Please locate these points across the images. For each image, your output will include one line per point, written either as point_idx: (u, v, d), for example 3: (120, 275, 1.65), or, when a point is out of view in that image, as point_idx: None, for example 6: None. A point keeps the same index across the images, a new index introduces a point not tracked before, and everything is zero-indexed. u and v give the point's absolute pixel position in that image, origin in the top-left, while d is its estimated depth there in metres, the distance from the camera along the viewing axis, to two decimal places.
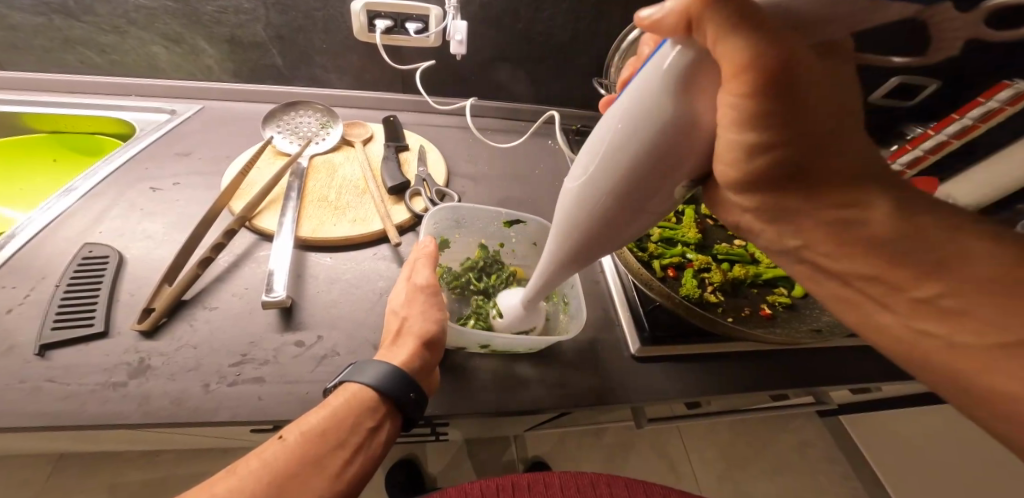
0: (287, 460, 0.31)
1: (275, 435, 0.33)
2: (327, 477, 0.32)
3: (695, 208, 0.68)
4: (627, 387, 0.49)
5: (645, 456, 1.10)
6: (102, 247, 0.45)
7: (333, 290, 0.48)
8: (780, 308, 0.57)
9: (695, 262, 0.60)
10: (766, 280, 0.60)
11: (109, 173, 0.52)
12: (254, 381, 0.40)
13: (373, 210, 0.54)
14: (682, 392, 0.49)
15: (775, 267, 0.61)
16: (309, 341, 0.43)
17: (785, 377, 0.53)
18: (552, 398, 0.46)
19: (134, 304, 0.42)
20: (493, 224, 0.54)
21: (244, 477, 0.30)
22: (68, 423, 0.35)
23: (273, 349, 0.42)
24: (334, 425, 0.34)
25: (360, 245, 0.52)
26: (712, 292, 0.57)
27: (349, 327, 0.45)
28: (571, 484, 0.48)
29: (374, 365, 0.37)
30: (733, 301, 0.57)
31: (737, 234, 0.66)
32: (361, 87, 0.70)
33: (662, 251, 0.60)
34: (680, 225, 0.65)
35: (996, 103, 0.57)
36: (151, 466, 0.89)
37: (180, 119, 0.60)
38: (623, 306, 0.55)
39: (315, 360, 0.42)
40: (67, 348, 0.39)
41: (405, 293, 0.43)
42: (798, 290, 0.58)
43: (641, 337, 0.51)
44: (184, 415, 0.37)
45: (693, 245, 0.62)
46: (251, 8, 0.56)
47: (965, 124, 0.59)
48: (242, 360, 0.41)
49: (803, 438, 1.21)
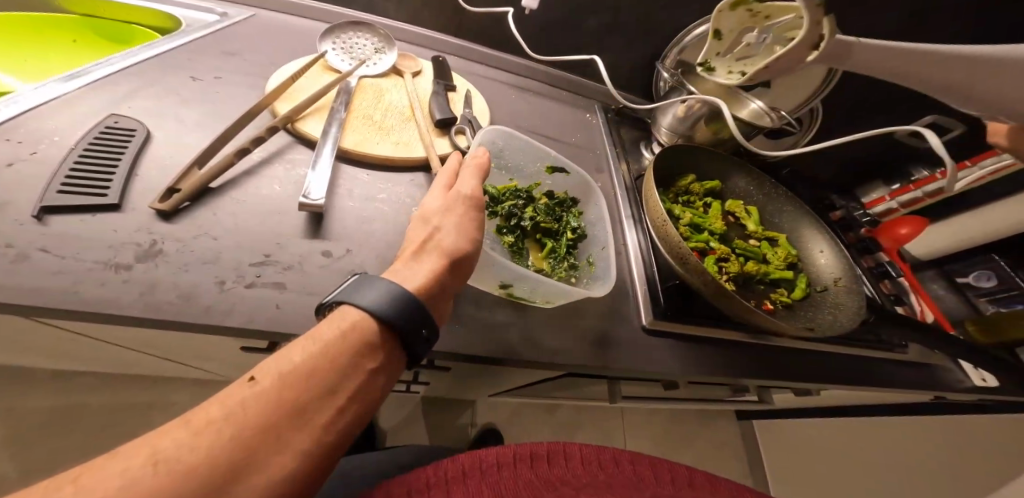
0: (269, 404, 0.24)
1: (248, 374, 0.26)
2: (318, 428, 0.25)
3: (721, 203, 0.66)
4: (657, 364, 0.45)
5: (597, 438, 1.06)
6: (129, 120, 0.40)
7: (367, 207, 0.43)
8: (779, 306, 0.56)
9: (716, 250, 0.59)
10: (772, 279, 0.58)
11: (148, 58, 0.47)
12: (273, 286, 0.35)
13: (418, 136, 0.50)
14: (687, 371, 0.46)
15: (782, 269, 0.59)
16: (337, 253, 0.39)
17: (789, 372, 0.51)
18: (585, 357, 0.42)
19: (153, 184, 0.37)
20: (534, 163, 0.52)
21: (207, 427, 0.22)
22: (61, 301, 0.29)
23: (299, 254, 0.37)
24: (326, 365, 0.27)
25: (400, 170, 0.48)
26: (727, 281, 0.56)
27: (380, 247, 0.41)
28: (593, 457, 0.38)
29: (384, 287, 0.31)
30: (743, 293, 0.57)
31: (755, 233, 0.64)
32: (415, 23, 0.66)
33: (688, 235, 0.59)
34: (706, 215, 0.63)
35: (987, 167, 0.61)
36: (99, 389, 0.79)
37: (231, 22, 0.55)
38: (640, 278, 0.51)
39: (339, 275, 0.38)
40: (71, 216, 0.34)
41: (443, 199, 0.39)
42: (799, 293, 0.57)
43: (653, 310, 0.47)
44: (193, 312, 0.32)
45: (717, 235, 0.62)
46: None
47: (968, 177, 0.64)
48: (265, 261, 0.36)
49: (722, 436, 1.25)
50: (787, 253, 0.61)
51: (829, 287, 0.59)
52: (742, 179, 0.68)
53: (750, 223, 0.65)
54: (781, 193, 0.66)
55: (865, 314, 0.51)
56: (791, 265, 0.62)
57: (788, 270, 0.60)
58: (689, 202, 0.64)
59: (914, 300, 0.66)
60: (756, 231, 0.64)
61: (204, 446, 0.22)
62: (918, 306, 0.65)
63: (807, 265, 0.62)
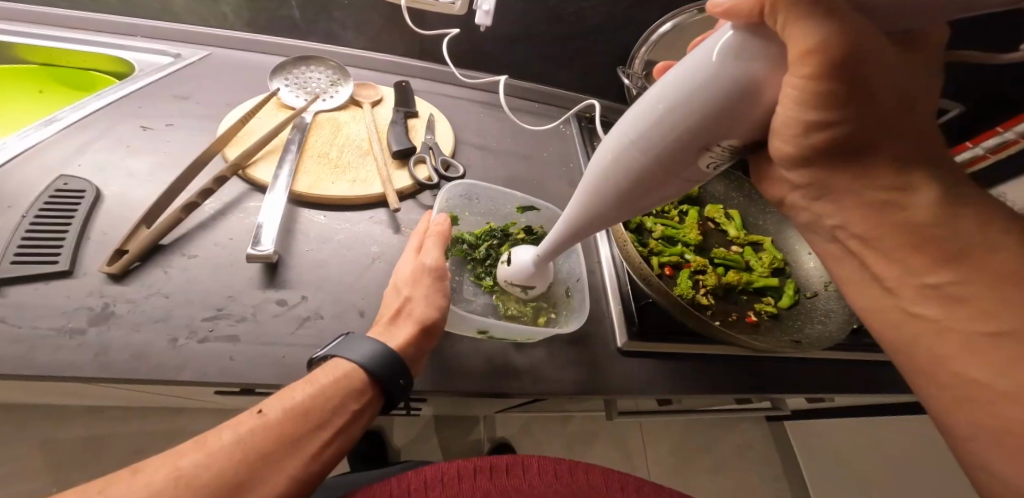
0: (264, 437, 0.26)
1: (251, 409, 0.28)
2: (305, 462, 0.27)
3: (698, 210, 0.66)
4: (629, 385, 0.44)
5: (609, 449, 1.05)
6: (79, 180, 0.41)
7: (322, 250, 0.43)
8: (766, 316, 0.55)
9: (691, 263, 0.58)
10: (755, 288, 0.58)
11: (98, 108, 0.48)
12: (228, 339, 0.35)
13: (375, 172, 0.49)
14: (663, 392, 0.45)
15: (766, 277, 0.58)
16: (292, 301, 0.38)
17: (772, 385, 0.49)
18: (552, 383, 0.42)
19: (106, 243, 0.38)
20: (507, 205, 0.52)
21: (212, 454, 0.24)
22: (15, 371, 0.30)
23: (252, 305, 0.37)
24: (320, 404, 0.29)
25: (358, 208, 0.48)
26: (704, 295, 0.55)
27: (336, 290, 0.40)
28: (552, 469, 0.37)
29: (367, 343, 0.32)
30: (723, 305, 0.56)
31: (736, 240, 0.63)
32: (376, 49, 0.66)
33: (661, 249, 0.58)
34: (682, 225, 0.63)
35: (1012, 135, 0.59)
36: (99, 425, 0.78)
37: (184, 63, 0.56)
38: (614, 298, 0.50)
39: (295, 322, 0.37)
40: (24, 285, 0.34)
41: (411, 271, 0.39)
42: (785, 301, 0.56)
43: (628, 331, 0.46)
44: (145, 371, 0.32)
45: (693, 246, 0.61)
46: None
47: (975, 154, 0.63)
48: (218, 314, 0.36)
49: (746, 440, 1.17)
50: (771, 258, 0.60)
51: (818, 292, 0.57)
52: (717, 185, 0.68)
53: (731, 229, 0.64)
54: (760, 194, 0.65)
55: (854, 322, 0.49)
56: (777, 271, 0.60)
57: (773, 277, 0.59)
58: (663, 213, 0.64)
59: None
60: (738, 237, 0.63)
61: (193, 475, 0.23)
62: None
63: (796, 271, 0.61)
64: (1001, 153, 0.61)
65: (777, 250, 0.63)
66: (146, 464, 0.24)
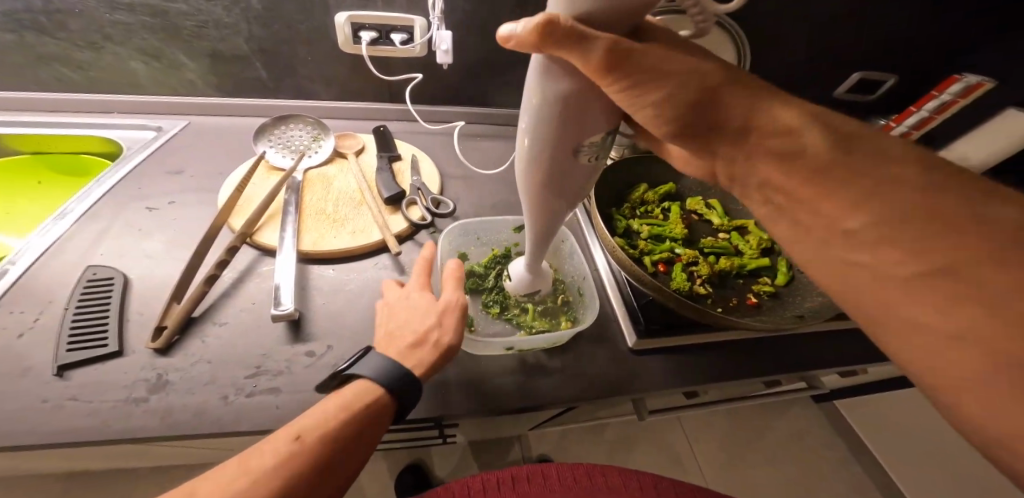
0: (297, 458, 0.32)
1: (282, 431, 0.34)
2: (326, 476, 0.33)
3: (680, 205, 0.68)
4: (627, 382, 0.52)
5: (651, 449, 1.18)
6: (106, 269, 0.46)
7: (337, 300, 0.49)
8: (765, 296, 0.58)
9: (683, 256, 0.59)
10: (750, 271, 0.61)
11: (101, 194, 0.52)
12: (270, 391, 0.40)
13: (371, 220, 0.55)
14: (673, 383, 0.52)
15: (757, 258, 0.62)
16: (320, 351, 0.44)
17: (759, 365, 0.56)
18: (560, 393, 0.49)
19: (145, 321, 0.43)
20: (501, 230, 0.58)
21: (255, 473, 0.30)
22: (94, 438, 0.36)
23: (286, 359, 0.43)
24: (340, 428, 0.34)
25: (360, 256, 0.54)
26: (702, 285, 0.57)
27: (356, 335, 0.47)
28: (568, 474, 0.46)
29: (381, 362, 0.39)
30: (722, 292, 0.58)
31: (722, 227, 0.66)
32: (349, 98, 0.71)
33: (652, 247, 0.59)
34: (667, 221, 0.64)
35: (949, 96, 0.61)
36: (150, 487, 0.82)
37: (168, 136, 0.60)
38: (618, 301, 0.58)
39: (326, 368, 0.43)
40: (83, 369, 0.39)
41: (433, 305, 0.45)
42: (782, 279, 0.59)
43: (636, 330, 0.54)
44: (207, 427, 0.37)
45: (681, 240, 0.62)
46: (232, 21, 0.57)
47: (921, 117, 0.64)
48: (257, 372, 0.41)
49: (796, 427, 1.29)
50: (757, 240, 0.64)
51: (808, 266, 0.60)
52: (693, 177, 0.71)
53: (715, 218, 0.67)
54: None
55: None
56: (765, 251, 0.64)
57: (764, 257, 0.62)
58: (647, 212, 0.66)
59: None
60: (722, 225, 0.67)
61: (241, 492, 0.29)
62: None
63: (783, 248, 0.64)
64: (946, 111, 0.62)
65: (762, 231, 0.66)
66: (232, 458, 0.32)
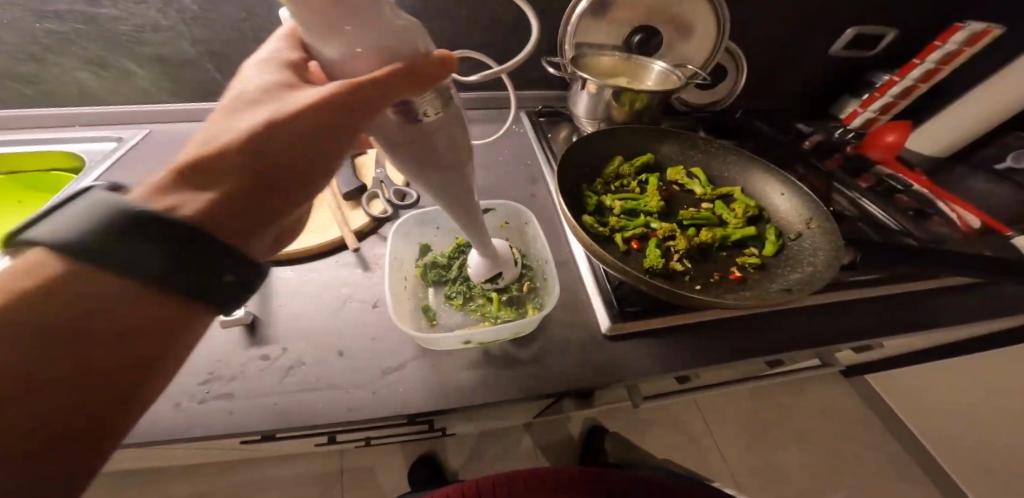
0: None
1: None
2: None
3: (659, 176, 0.63)
4: (609, 369, 0.49)
5: (667, 431, 1.22)
6: None
7: (296, 301, 0.48)
8: (752, 269, 0.52)
9: (658, 231, 0.54)
10: (735, 242, 0.54)
11: None
12: (222, 398, 0.39)
13: (331, 218, 0.54)
14: (662, 368, 0.50)
15: (743, 227, 0.56)
16: (275, 355, 0.43)
17: (750, 344, 0.52)
18: (534, 385, 0.47)
19: None
20: (461, 219, 0.56)
21: None
22: None
23: (240, 364, 0.42)
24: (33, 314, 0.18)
25: (320, 255, 0.52)
26: (679, 260, 0.51)
27: (314, 336, 0.46)
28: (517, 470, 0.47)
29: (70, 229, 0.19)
30: (702, 267, 0.52)
31: (704, 197, 0.60)
32: None
33: (624, 223, 0.54)
34: (643, 194, 0.60)
35: (956, 45, 0.69)
36: None
37: (127, 145, 0.60)
38: (592, 285, 0.55)
39: (280, 372, 0.42)
40: None
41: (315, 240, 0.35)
42: (770, 248, 0.53)
43: (610, 315, 0.51)
44: (158, 436, 0.37)
45: (656, 213, 0.57)
46: (169, 24, 0.56)
47: (929, 67, 0.72)
48: (210, 378, 0.40)
49: (820, 400, 1.32)
50: (743, 208, 0.58)
51: (801, 233, 0.53)
52: (674, 145, 0.65)
53: (697, 188, 0.61)
54: (718, 147, 0.63)
55: (843, 258, 0.47)
56: (753, 220, 0.57)
57: (750, 226, 0.56)
58: (623, 186, 0.61)
59: (948, 208, 0.69)
60: (705, 194, 0.61)
61: None
62: (954, 214, 0.68)
63: (773, 216, 0.58)
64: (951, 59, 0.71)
65: (749, 198, 0.59)
66: None
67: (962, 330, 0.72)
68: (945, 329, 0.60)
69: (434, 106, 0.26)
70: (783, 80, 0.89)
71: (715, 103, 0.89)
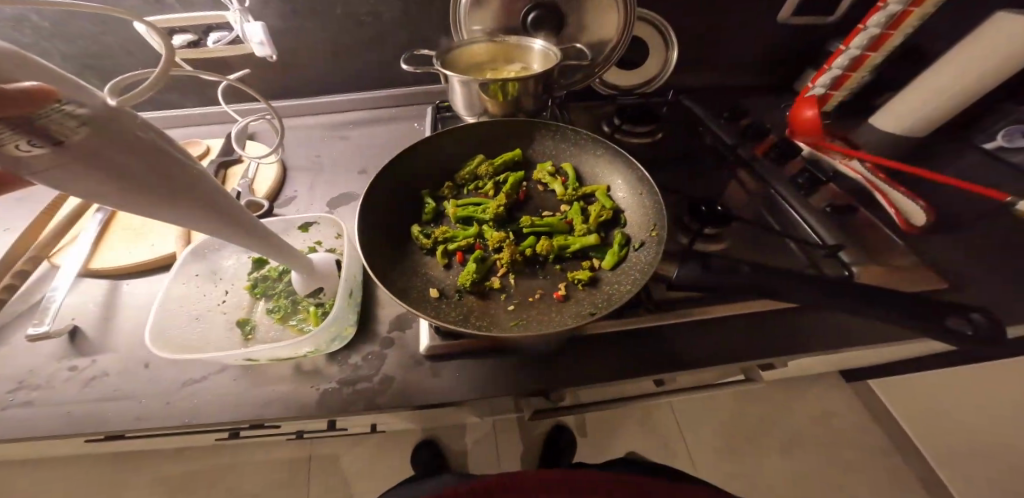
0: None
1: None
2: None
3: (522, 176, 0.58)
4: (409, 389, 0.46)
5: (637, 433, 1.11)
6: None
7: (120, 314, 0.51)
8: (580, 286, 0.46)
9: (487, 243, 0.50)
10: (573, 252, 0.49)
11: None
12: (23, 405, 0.43)
13: (173, 232, 0.56)
14: (467, 394, 0.46)
15: (587, 235, 0.50)
16: (83, 365, 0.46)
17: (580, 370, 0.47)
18: (326, 403, 0.46)
19: None
20: (296, 230, 0.56)
21: None
22: None
23: (48, 374, 0.45)
24: None
25: (158, 268, 0.55)
26: (499, 276, 0.47)
27: (126, 349, 0.48)
28: None
29: None
30: (527, 283, 0.47)
31: (563, 199, 0.55)
32: (206, 104, 0.74)
33: (452, 234, 0.51)
34: (493, 199, 0.55)
35: (875, 29, 0.61)
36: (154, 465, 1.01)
37: None
38: None
39: (81, 383, 0.45)
40: None
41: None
42: (607, 260, 0.47)
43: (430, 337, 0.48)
44: None
45: (497, 221, 0.53)
46: (35, 42, 0.62)
47: (857, 50, 0.65)
48: (18, 387, 0.45)
49: (821, 406, 1.14)
50: (597, 212, 0.51)
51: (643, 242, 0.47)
52: (544, 141, 0.60)
53: (558, 188, 0.56)
54: (586, 139, 0.58)
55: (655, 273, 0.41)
56: (604, 227, 0.51)
57: (598, 233, 0.50)
58: (477, 190, 0.57)
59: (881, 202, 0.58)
60: (565, 196, 0.55)
61: None
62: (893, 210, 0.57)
63: (629, 220, 0.51)
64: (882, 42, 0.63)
65: (610, 200, 0.53)
66: None
67: (923, 346, 0.59)
68: (859, 348, 0.49)
69: (68, 128, 0.22)
70: (724, 53, 0.78)
71: (645, 84, 0.78)
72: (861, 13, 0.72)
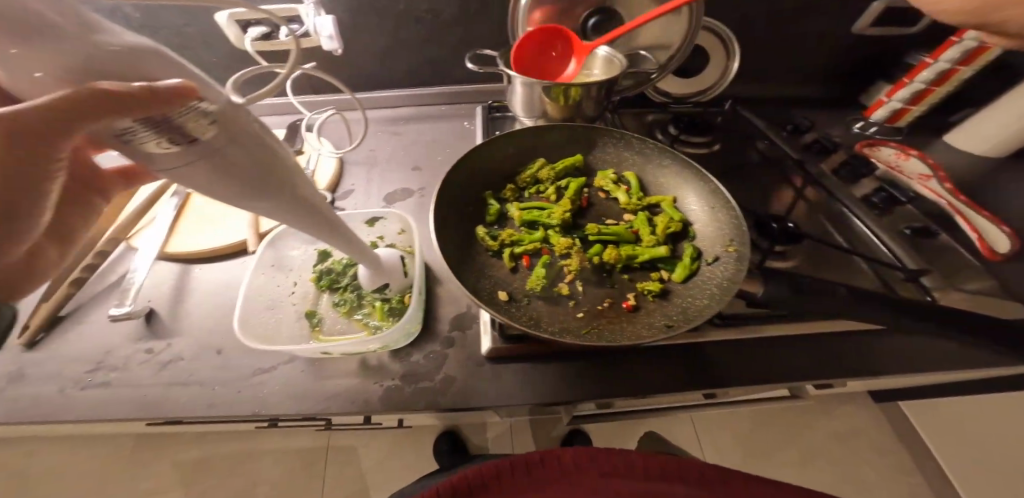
0: None
1: None
2: None
3: (584, 182, 0.58)
4: (472, 390, 0.46)
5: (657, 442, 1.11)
6: None
7: (190, 300, 0.52)
8: (650, 298, 0.46)
9: (554, 248, 0.50)
10: (641, 263, 0.49)
11: None
12: (102, 385, 0.45)
13: (241, 221, 0.58)
14: (530, 398, 0.46)
15: (655, 246, 0.50)
16: (158, 348, 0.47)
17: (644, 379, 0.47)
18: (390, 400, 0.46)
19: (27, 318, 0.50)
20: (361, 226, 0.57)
21: None
22: None
23: (124, 356, 0.47)
24: None
25: (227, 256, 0.56)
26: (567, 282, 0.48)
27: (198, 334, 0.49)
28: None
29: None
30: (596, 291, 0.47)
31: (627, 207, 0.55)
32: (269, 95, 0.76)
33: (519, 237, 0.51)
34: (556, 203, 0.55)
35: (979, 38, 0.61)
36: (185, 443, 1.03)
37: None
38: None
39: (158, 366, 0.46)
40: None
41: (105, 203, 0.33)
42: (678, 273, 0.47)
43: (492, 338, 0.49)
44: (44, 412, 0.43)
45: (562, 226, 0.53)
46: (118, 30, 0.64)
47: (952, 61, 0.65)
48: (97, 366, 0.46)
49: (845, 426, 1.12)
50: (665, 223, 0.51)
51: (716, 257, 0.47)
52: (606, 148, 0.60)
53: (622, 196, 0.55)
54: (652, 148, 0.57)
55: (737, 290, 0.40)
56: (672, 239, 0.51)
57: (665, 245, 0.50)
58: (539, 193, 0.57)
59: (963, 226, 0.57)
60: (629, 204, 0.55)
61: None
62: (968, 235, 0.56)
63: (697, 234, 0.51)
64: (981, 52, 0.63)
65: (677, 211, 0.53)
66: None
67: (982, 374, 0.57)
68: (926, 374, 0.48)
69: (201, 126, 0.22)
70: (785, 66, 0.77)
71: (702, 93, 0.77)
72: (930, 30, 0.71)
